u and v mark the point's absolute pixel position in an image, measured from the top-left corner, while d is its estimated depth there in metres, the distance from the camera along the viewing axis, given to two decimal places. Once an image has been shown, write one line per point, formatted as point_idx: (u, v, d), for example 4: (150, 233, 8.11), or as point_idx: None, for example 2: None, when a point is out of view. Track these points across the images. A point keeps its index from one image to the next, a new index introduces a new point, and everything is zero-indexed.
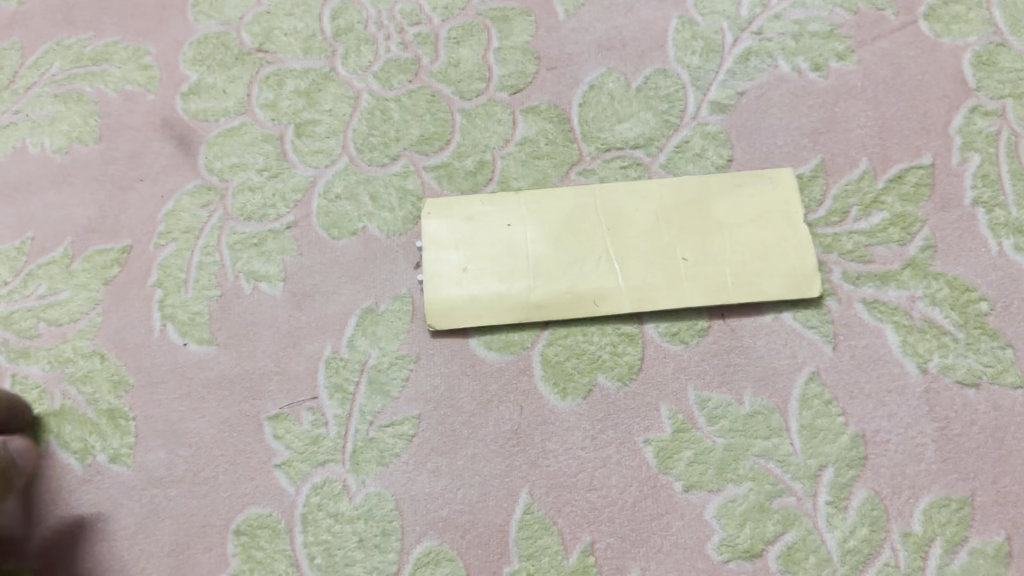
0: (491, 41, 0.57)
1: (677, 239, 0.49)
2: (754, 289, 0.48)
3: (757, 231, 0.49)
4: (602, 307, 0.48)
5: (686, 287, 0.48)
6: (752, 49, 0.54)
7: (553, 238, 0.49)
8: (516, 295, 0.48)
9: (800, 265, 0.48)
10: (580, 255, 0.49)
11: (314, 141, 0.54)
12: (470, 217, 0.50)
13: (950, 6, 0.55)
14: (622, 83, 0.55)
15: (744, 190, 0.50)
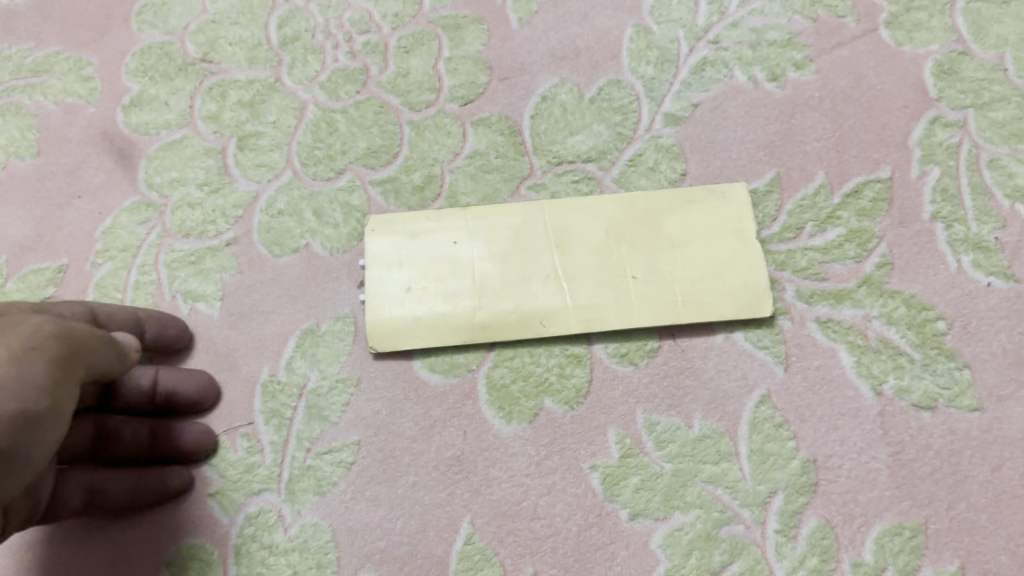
0: (441, 51, 0.55)
1: (626, 257, 0.48)
2: (704, 308, 0.46)
3: (709, 248, 0.47)
4: (549, 327, 0.46)
5: (635, 306, 0.46)
6: (708, 58, 0.53)
7: (500, 256, 0.48)
8: (460, 315, 0.47)
9: (752, 284, 0.47)
10: (526, 273, 0.48)
11: (257, 155, 0.53)
12: (415, 235, 0.49)
13: (912, 13, 0.54)
14: (575, 94, 0.53)
15: (697, 205, 0.49)
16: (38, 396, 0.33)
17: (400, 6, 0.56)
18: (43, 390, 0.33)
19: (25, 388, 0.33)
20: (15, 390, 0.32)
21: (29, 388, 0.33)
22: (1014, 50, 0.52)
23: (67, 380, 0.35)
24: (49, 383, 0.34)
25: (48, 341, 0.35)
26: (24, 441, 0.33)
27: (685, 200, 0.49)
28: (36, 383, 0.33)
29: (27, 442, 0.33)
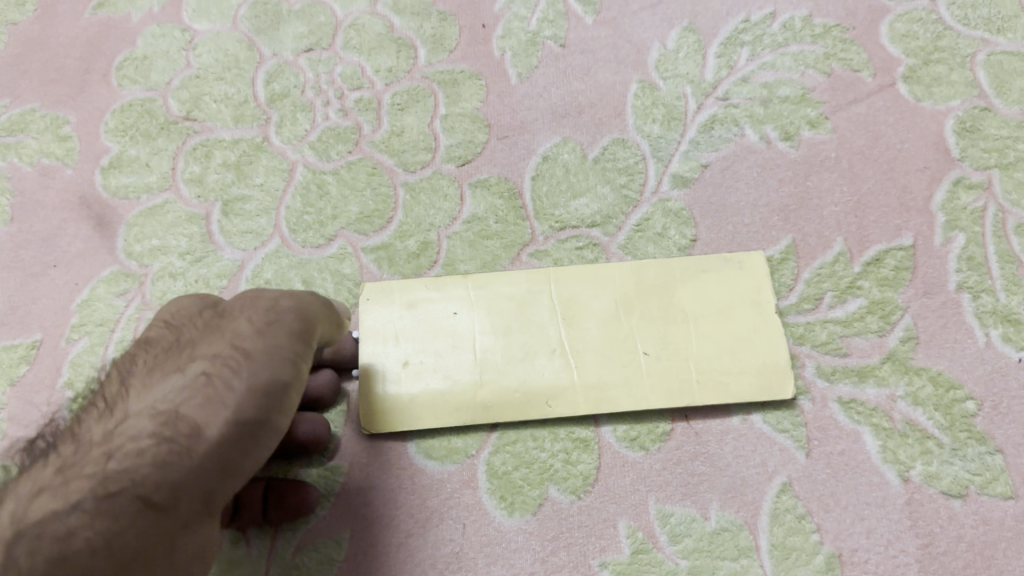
0: (437, 108, 0.52)
1: (637, 331, 0.45)
2: (721, 388, 0.44)
3: (724, 322, 0.45)
4: (554, 408, 0.44)
5: (647, 385, 0.44)
6: (716, 117, 0.51)
7: (504, 328, 0.45)
8: (460, 393, 0.44)
9: (771, 360, 0.44)
10: (531, 348, 0.45)
11: (243, 220, 0.50)
12: (413, 304, 0.46)
13: (931, 67, 0.51)
14: (578, 154, 0.51)
15: (711, 274, 0.46)
16: (286, 365, 0.35)
17: (394, 60, 0.53)
18: (290, 359, 0.35)
19: (273, 357, 0.34)
20: (267, 361, 0.34)
21: (277, 355, 0.34)
22: None
23: (308, 350, 0.36)
24: (294, 353, 0.35)
25: (290, 314, 0.36)
26: (280, 410, 0.34)
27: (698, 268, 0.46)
28: (282, 352, 0.35)
29: (281, 410, 0.34)
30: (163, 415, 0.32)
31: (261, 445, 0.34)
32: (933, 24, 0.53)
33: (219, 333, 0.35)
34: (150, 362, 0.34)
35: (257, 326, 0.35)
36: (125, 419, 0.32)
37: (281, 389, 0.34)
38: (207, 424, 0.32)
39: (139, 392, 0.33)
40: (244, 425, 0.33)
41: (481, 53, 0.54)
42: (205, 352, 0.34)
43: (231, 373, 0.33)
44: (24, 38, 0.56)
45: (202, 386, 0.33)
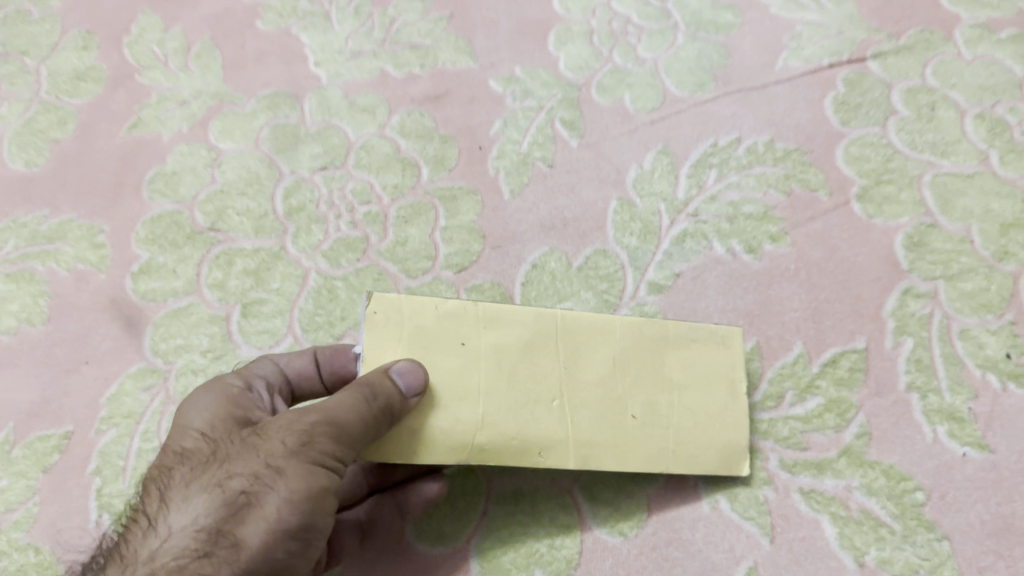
0: (438, 220, 0.58)
1: (628, 391, 0.47)
2: (692, 459, 0.47)
3: (705, 397, 0.48)
4: (545, 459, 0.45)
5: (631, 449, 0.46)
6: (687, 231, 0.57)
7: (511, 370, 0.45)
8: (460, 433, 0.44)
9: (735, 440, 0.48)
10: (534, 395, 0.45)
11: (260, 321, 0.55)
12: (421, 332, 0.44)
13: (881, 188, 0.57)
14: (564, 263, 0.57)
15: (702, 346, 0.49)
16: (321, 473, 0.40)
17: (399, 178, 0.60)
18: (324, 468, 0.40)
19: (306, 472, 0.39)
20: (303, 472, 0.39)
21: (313, 465, 0.40)
22: (979, 222, 0.56)
23: (343, 454, 0.40)
24: (328, 460, 0.40)
25: (320, 422, 0.40)
26: (317, 513, 0.40)
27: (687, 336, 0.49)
28: (312, 460, 0.40)
29: (320, 512, 0.40)
30: (205, 532, 0.38)
31: (305, 543, 0.40)
32: (884, 148, 0.59)
33: (253, 446, 0.40)
34: (190, 476, 0.40)
35: (286, 441, 0.39)
36: (170, 536, 0.38)
37: (317, 496, 0.40)
38: (249, 537, 0.38)
39: (181, 512, 0.38)
40: (284, 533, 0.39)
41: (477, 172, 0.60)
42: (239, 468, 0.39)
43: (268, 487, 0.39)
44: (66, 156, 0.62)
45: (238, 504, 0.38)
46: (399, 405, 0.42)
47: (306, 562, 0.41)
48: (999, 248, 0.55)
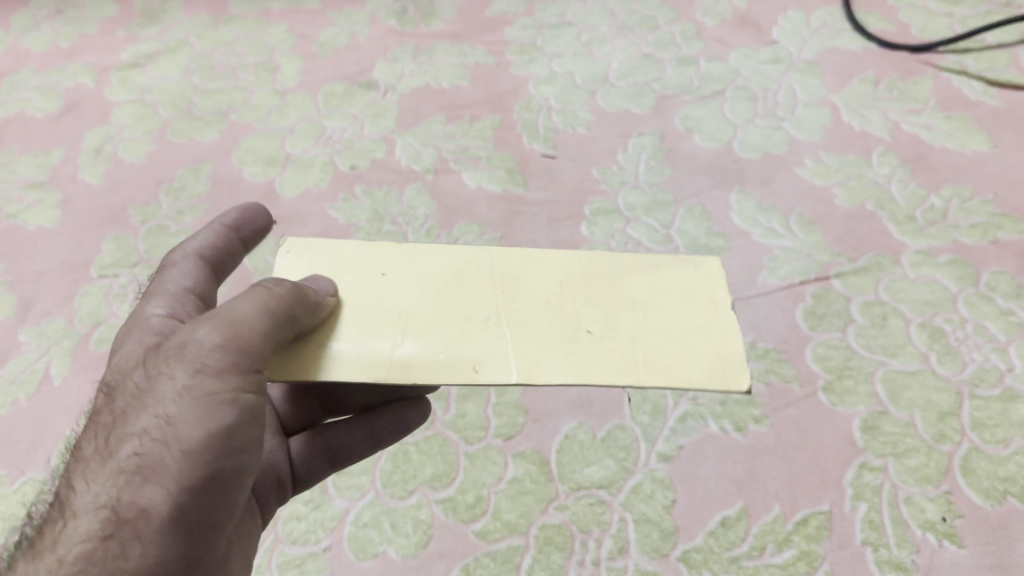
0: (490, 397, 0.75)
1: (581, 313, 0.49)
2: (666, 372, 0.46)
3: (668, 314, 0.49)
4: (480, 372, 0.46)
5: (587, 358, 0.47)
6: (688, 412, 0.73)
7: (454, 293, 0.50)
8: (380, 351, 0.47)
9: (723, 356, 0.47)
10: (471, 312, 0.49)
11: (351, 477, 0.71)
12: (338, 261, 0.52)
13: (842, 382, 0.73)
14: (591, 434, 0.72)
15: (663, 270, 0.51)
16: (219, 412, 0.42)
17: None
18: (216, 402, 0.42)
19: (195, 411, 0.42)
20: (197, 416, 0.42)
21: (208, 402, 0.42)
22: (921, 410, 0.71)
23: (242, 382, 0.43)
24: (230, 392, 0.43)
25: (215, 356, 0.43)
26: (227, 444, 0.43)
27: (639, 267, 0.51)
28: (207, 398, 0.42)
29: (231, 444, 0.43)
30: (105, 508, 0.41)
31: (223, 477, 0.43)
32: (844, 348, 0.75)
33: (151, 400, 0.43)
34: (94, 452, 0.43)
35: (176, 381, 0.42)
36: (79, 513, 0.41)
37: (214, 430, 0.42)
38: (151, 496, 0.41)
39: (88, 490, 0.42)
40: (192, 473, 0.41)
41: None
42: (135, 430, 0.42)
43: (164, 444, 0.41)
44: None
45: (134, 465, 0.41)
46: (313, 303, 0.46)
47: (233, 492, 0.44)
48: (937, 431, 0.69)
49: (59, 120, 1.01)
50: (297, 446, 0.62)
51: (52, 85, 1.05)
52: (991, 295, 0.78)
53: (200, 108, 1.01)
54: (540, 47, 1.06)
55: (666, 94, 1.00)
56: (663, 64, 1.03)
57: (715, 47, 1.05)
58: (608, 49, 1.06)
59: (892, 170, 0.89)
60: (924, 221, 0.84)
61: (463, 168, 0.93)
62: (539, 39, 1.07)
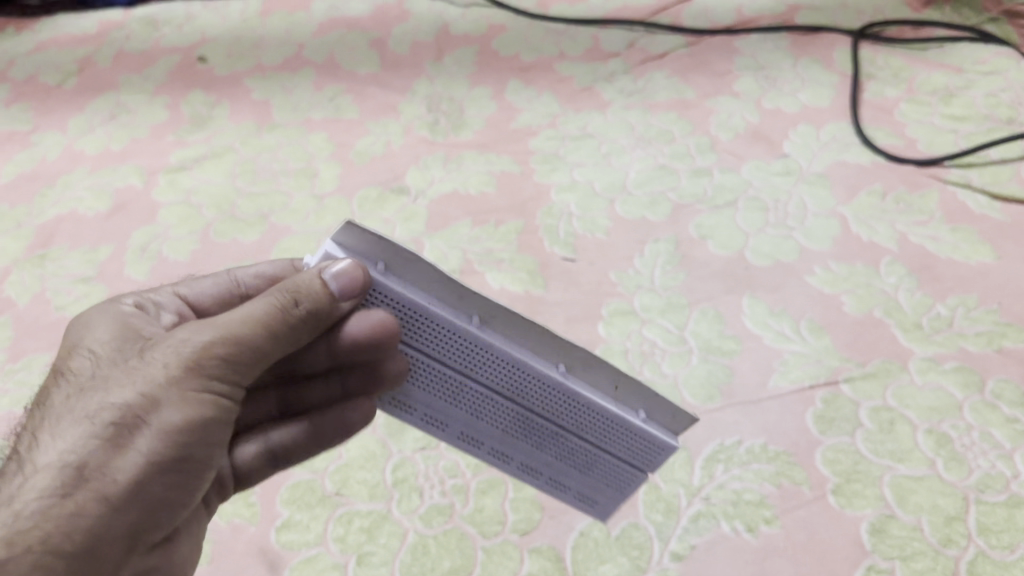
0: (508, 493, 0.78)
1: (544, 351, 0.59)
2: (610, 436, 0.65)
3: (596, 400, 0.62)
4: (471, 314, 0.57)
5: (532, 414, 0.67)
6: (700, 511, 0.75)
7: (472, 395, 0.61)
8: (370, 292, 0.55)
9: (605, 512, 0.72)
10: (473, 370, 0.59)
11: (371, 568, 0.73)
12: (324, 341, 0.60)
13: (850, 484, 0.75)
14: (605, 531, 0.75)
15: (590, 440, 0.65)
16: (198, 406, 0.51)
17: None
18: (198, 397, 0.51)
19: (180, 400, 0.50)
20: (183, 406, 0.50)
21: (189, 397, 0.50)
22: (928, 515, 0.73)
23: (220, 387, 0.52)
24: (209, 390, 0.51)
25: (206, 353, 0.51)
26: (195, 442, 0.51)
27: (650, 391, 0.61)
28: (191, 392, 0.51)
29: (199, 443, 0.52)
30: (79, 459, 0.48)
31: (184, 463, 0.51)
32: (852, 452, 0.78)
33: (134, 381, 0.51)
34: (69, 412, 0.50)
35: (166, 370, 0.51)
36: (52, 457, 0.48)
37: (191, 422, 0.50)
38: (125, 462, 0.49)
39: (59, 441, 0.48)
40: (161, 456, 0.50)
41: None
42: (115, 400, 0.50)
43: (142, 422, 0.49)
44: None
45: (114, 428, 0.49)
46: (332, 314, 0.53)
47: (184, 483, 0.52)
48: (943, 535, 0.71)
49: (110, 218, 1.08)
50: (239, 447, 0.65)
51: (103, 186, 1.12)
52: (996, 403, 0.80)
53: (242, 210, 1.08)
54: (562, 157, 1.13)
55: (681, 203, 1.05)
56: (679, 174, 1.09)
57: (729, 158, 1.11)
58: (627, 159, 1.12)
59: (899, 279, 0.92)
60: (930, 329, 0.87)
61: (487, 269, 0.98)
62: (561, 148, 1.15)
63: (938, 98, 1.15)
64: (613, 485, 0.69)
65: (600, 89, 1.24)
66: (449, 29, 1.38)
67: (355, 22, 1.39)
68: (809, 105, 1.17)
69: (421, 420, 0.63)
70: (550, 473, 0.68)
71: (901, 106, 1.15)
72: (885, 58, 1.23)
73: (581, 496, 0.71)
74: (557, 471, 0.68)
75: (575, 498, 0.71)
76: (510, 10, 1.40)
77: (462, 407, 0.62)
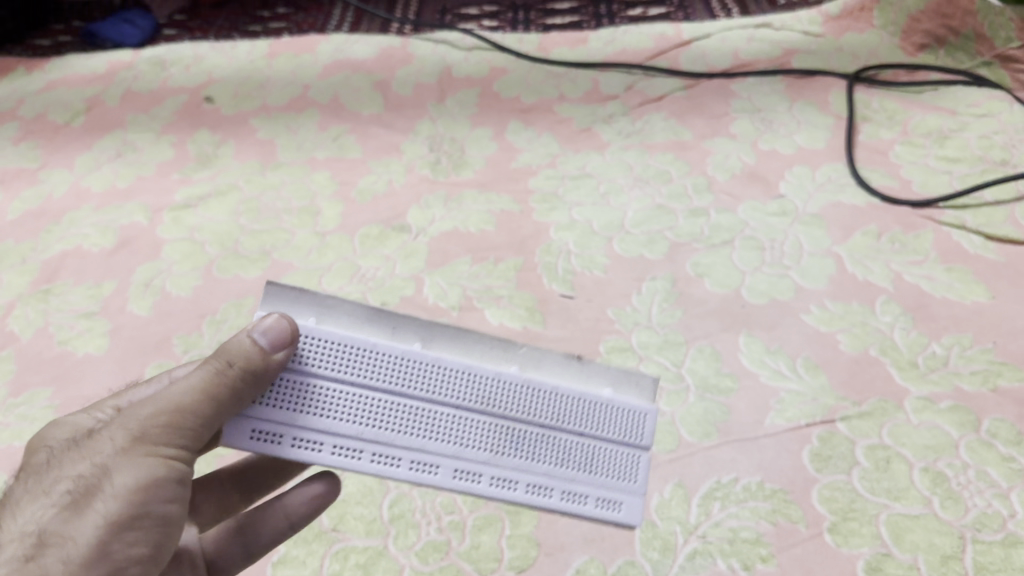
0: (504, 530, 0.78)
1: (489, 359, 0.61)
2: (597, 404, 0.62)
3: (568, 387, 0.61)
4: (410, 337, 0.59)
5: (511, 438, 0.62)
6: (697, 549, 0.75)
7: (444, 419, 0.58)
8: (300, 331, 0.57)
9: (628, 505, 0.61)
10: (431, 386, 0.58)
11: None
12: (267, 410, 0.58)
13: (847, 523, 0.76)
14: (601, 569, 0.75)
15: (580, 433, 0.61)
16: (150, 471, 0.50)
17: None
18: (150, 462, 0.51)
19: (128, 464, 0.50)
20: (134, 472, 0.50)
21: (141, 462, 0.50)
22: (924, 553, 0.73)
23: (173, 451, 0.51)
24: (161, 454, 0.51)
25: (154, 419, 0.51)
26: (154, 504, 0.51)
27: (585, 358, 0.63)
28: (143, 458, 0.50)
29: (155, 507, 0.51)
30: (37, 531, 0.48)
31: (142, 527, 0.51)
32: (848, 490, 0.78)
33: (90, 452, 0.51)
34: (31, 491, 0.51)
35: (114, 441, 0.51)
36: (12, 533, 0.49)
37: (145, 486, 0.50)
38: (80, 528, 0.48)
39: (20, 517, 0.49)
40: (118, 521, 0.49)
41: None
42: (73, 474, 0.50)
43: (95, 489, 0.49)
44: None
45: (70, 498, 0.49)
46: (266, 371, 0.53)
47: (150, 549, 0.51)
48: None
49: (114, 255, 1.09)
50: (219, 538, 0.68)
51: (108, 222, 1.14)
52: (992, 441, 0.80)
53: (244, 247, 1.09)
54: (561, 196, 1.15)
55: (678, 242, 1.06)
56: (677, 214, 1.10)
57: (725, 198, 1.12)
58: (625, 198, 1.14)
59: (894, 318, 0.93)
60: (926, 368, 0.88)
61: (485, 306, 0.99)
62: (560, 188, 1.16)
63: (933, 141, 1.16)
64: (623, 475, 0.61)
65: (600, 130, 1.27)
66: (451, 71, 1.40)
67: (360, 64, 1.41)
68: (805, 147, 1.19)
69: (409, 470, 0.57)
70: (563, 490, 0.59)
71: (896, 148, 1.17)
72: (879, 101, 1.25)
73: (601, 501, 0.60)
74: (564, 484, 0.60)
75: (596, 505, 0.60)
76: (512, 53, 1.43)
77: (440, 437, 0.58)
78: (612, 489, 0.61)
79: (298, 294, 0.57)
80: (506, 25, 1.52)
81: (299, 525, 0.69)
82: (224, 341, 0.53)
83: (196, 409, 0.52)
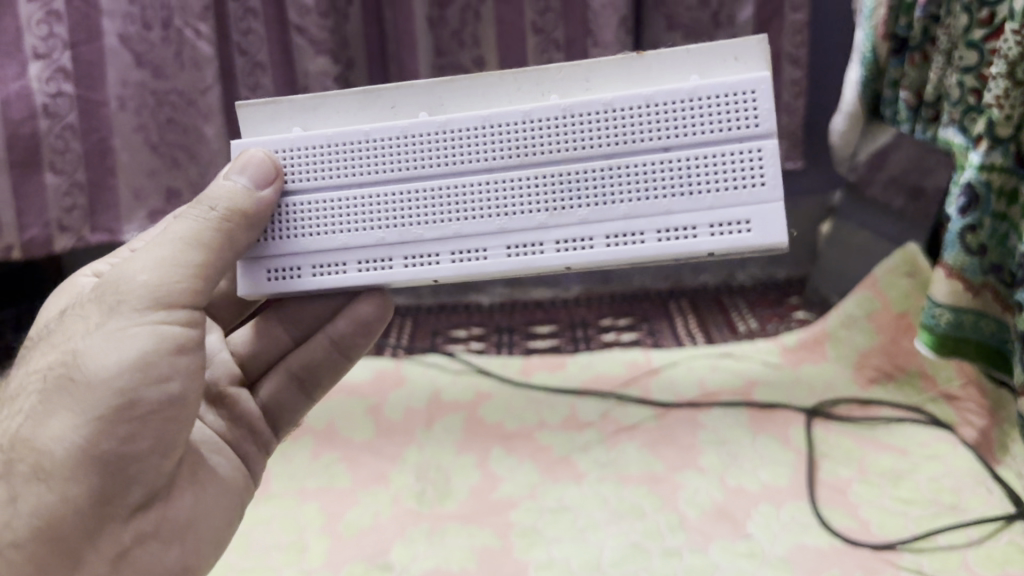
0: None
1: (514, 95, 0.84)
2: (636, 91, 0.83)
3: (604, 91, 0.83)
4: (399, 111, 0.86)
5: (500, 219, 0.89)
6: None
7: (486, 195, 0.84)
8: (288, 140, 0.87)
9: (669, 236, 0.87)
10: (462, 161, 0.84)
11: None
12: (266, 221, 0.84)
13: None
14: None
15: None
16: (127, 350, 0.73)
17: None
18: (128, 332, 0.74)
19: (109, 344, 0.73)
20: (112, 352, 0.73)
21: (117, 340, 0.74)
22: None
23: (155, 318, 0.75)
24: (145, 319, 0.75)
25: (137, 291, 0.75)
26: (140, 367, 0.73)
27: (634, 64, 0.83)
28: (128, 329, 0.74)
29: (146, 373, 0.74)
30: (37, 422, 0.72)
31: (133, 396, 0.73)
32: None
33: (79, 334, 0.75)
34: (35, 374, 0.75)
35: (103, 320, 0.75)
36: (27, 416, 0.73)
37: (127, 354, 0.73)
38: (71, 409, 0.72)
39: (28, 408, 0.74)
40: (106, 389, 0.72)
41: None
42: (66, 353, 0.74)
43: (75, 373, 0.73)
44: None
45: (61, 380, 0.73)
46: (240, 205, 0.78)
47: (145, 410, 0.73)
48: None
49: None
50: (285, 382, 0.98)
51: None
52: None
53: None
54: (540, 530, 1.21)
55: None
56: (651, 555, 1.15)
57: (697, 536, 1.18)
58: (601, 536, 1.19)
59: None
60: None
61: None
62: (539, 522, 1.22)
63: (888, 480, 1.25)
64: (725, 177, 0.81)
65: (577, 458, 1.35)
66: (440, 395, 1.50)
67: (355, 388, 1.51)
68: (769, 484, 1.26)
69: (452, 262, 0.85)
70: (639, 220, 0.82)
71: (854, 486, 1.25)
72: (836, 437, 1.35)
73: (710, 224, 0.81)
74: (643, 220, 0.82)
75: (706, 232, 0.81)
76: (497, 377, 1.54)
77: (487, 216, 0.84)
78: (718, 214, 0.81)
79: (277, 114, 0.88)
80: (492, 349, 1.70)
81: (343, 351, 0.97)
82: (210, 188, 0.79)
83: (177, 281, 0.76)
